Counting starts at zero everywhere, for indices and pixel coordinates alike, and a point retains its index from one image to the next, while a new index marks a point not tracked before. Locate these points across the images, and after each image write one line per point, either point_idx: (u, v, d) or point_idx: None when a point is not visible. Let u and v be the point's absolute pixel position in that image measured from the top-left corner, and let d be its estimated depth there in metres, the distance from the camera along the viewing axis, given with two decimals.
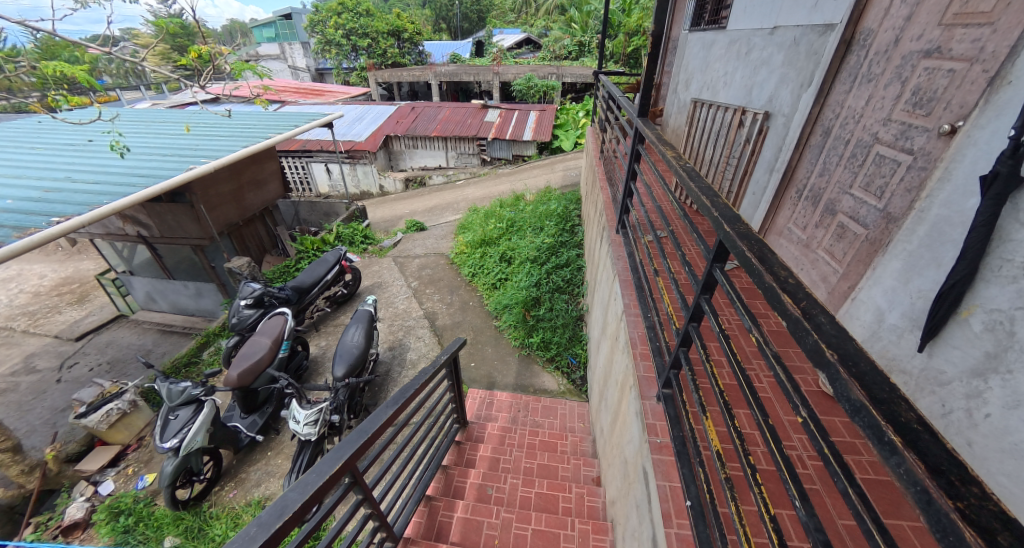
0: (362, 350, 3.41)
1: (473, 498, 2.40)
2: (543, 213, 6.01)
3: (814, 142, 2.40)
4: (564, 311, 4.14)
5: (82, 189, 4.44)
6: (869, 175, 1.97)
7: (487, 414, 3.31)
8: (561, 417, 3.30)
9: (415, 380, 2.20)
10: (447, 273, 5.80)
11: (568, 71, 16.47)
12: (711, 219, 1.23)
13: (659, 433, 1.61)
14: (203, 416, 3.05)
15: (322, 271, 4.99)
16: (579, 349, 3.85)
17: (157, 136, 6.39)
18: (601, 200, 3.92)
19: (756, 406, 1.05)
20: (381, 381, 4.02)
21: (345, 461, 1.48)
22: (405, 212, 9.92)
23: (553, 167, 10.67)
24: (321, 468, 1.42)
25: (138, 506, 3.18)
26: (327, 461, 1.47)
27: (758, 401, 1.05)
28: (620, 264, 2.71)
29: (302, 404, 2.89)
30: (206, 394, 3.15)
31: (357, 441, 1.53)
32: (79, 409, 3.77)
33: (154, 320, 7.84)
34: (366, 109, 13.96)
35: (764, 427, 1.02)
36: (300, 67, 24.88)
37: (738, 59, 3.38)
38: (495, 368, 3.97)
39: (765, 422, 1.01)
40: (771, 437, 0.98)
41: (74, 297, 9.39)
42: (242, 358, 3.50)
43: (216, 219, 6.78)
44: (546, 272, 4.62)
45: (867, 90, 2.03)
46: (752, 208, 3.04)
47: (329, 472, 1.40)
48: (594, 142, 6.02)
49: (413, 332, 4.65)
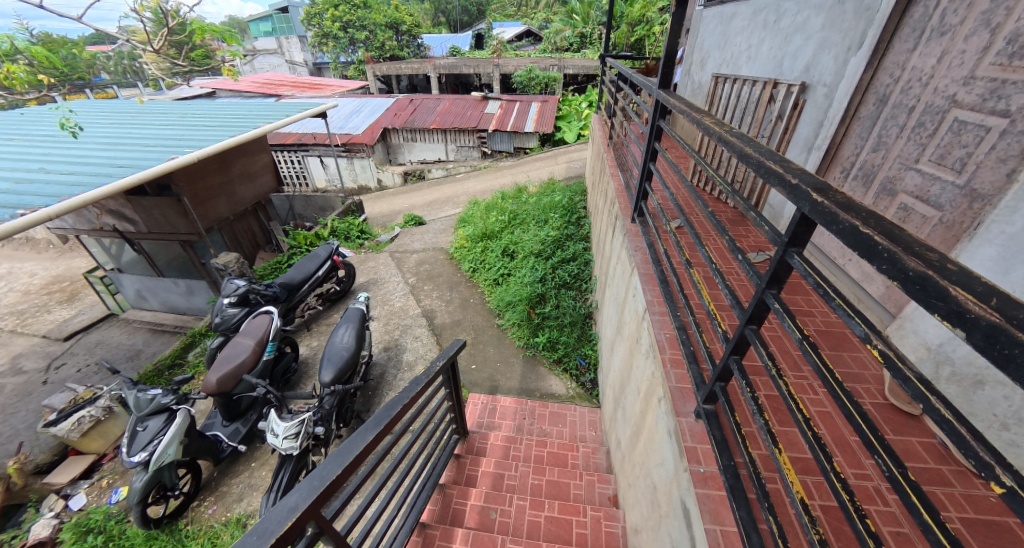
0: (352, 352, 3.13)
1: (475, 524, 2.11)
2: (546, 205, 5.69)
3: (864, 114, 2.08)
4: (572, 308, 3.82)
5: (55, 179, 4.14)
6: (943, 147, 1.64)
7: (490, 422, 3.04)
8: (570, 425, 3.02)
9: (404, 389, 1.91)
10: (447, 269, 5.49)
11: (570, 62, 16.11)
12: (789, 189, 0.92)
13: (703, 460, 1.31)
14: (175, 427, 2.75)
15: (312, 267, 4.70)
16: (588, 350, 3.57)
17: (142, 127, 6.10)
18: (612, 187, 3.62)
19: (882, 452, 0.72)
20: (375, 385, 3.74)
21: (301, 514, 1.20)
22: (404, 207, 9.61)
23: (557, 159, 10.31)
24: (267, 526, 1.15)
25: (108, 524, 2.91)
26: (277, 515, 1.19)
27: (887, 444, 0.73)
28: (638, 256, 2.41)
29: (281, 415, 2.54)
30: (178, 402, 2.85)
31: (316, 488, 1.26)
32: (49, 416, 3.49)
33: (144, 319, 7.56)
34: (364, 102, 13.64)
35: (901, 485, 0.70)
36: (298, 62, 24.57)
37: (764, 29, 3.05)
38: (498, 370, 3.65)
39: (903, 476, 0.68)
40: (917, 499, 0.67)
41: (64, 295, 9.12)
42: (223, 361, 3.24)
43: (204, 214, 6.48)
44: (551, 267, 4.30)
45: (939, 45, 1.68)
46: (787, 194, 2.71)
47: (278, 533, 1.13)
48: (601, 129, 5.71)
49: (410, 332, 4.35)
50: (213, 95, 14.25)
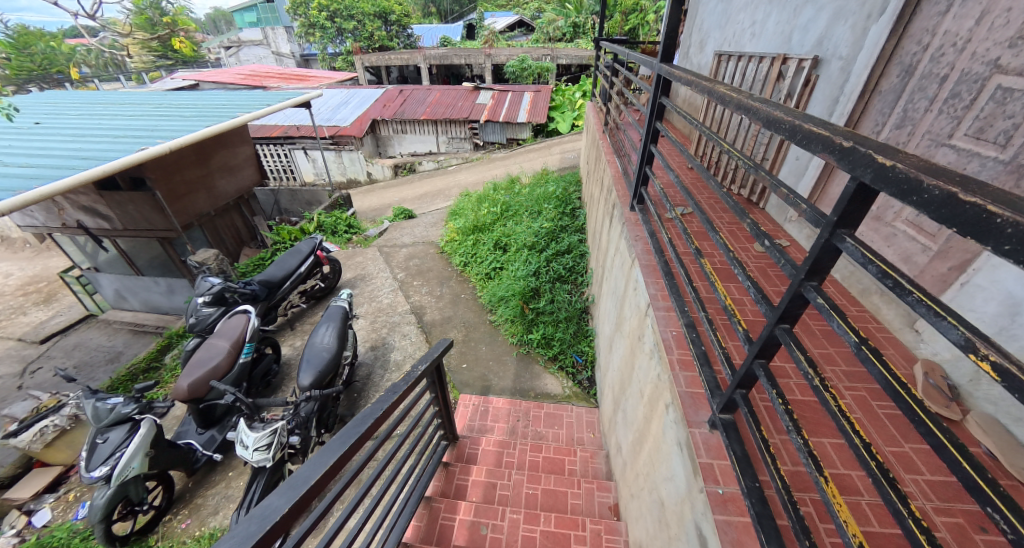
0: (333, 353, 2.92)
1: (464, 541, 1.94)
2: (540, 196, 5.48)
3: (886, 87, 1.89)
4: (568, 303, 3.64)
5: (11, 173, 3.85)
6: (983, 119, 1.46)
7: (482, 426, 2.86)
8: (566, 427, 2.86)
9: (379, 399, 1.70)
10: (437, 263, 5.27)
11: (563, 52, 15.87)
12: (843, 155, 0.73)
13: (722, 479, 1.13)
14: (140, 437, 2.53)
15: (294, 263, 4.46)
16: (585, 347, 3.40)
17: (112, 118, 5.78)
18: (609, 175, 3.43)
19: (991, 501, 0.54)
20: (360, 387, 3.54)
21: None
22: (394, 200, 9.34)
23: (551, 150, 10.08)
24: None
25: (72, 542, 2.71)
26: None
27: (996, 488, 0.54)
28: (639, 246, 2.21)
29: (251, 425, 2.32)
30: (142, 412, 2.64)
31: (255, 534, 1.02)
32: (9, 427, 3.26)
33: (125, 320, 7.27)
34: (352, 94, 13.28)
35: None
36: (285, 53, 23.94)
37: (769, 3, 2.85)
38: (490, 369, 3.45)
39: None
40: None
41: (40, 297, 8.77)
42: (195, 366, 3.05)
43: (182, 209, 6.20)
44: (545, 260, 4.12)
45: (979, 4, 1.49)
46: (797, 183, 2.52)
47: None
48: (596, 116, 5.49)
49: (398, 330, 4.14)
50: (195, 87, 13.82)
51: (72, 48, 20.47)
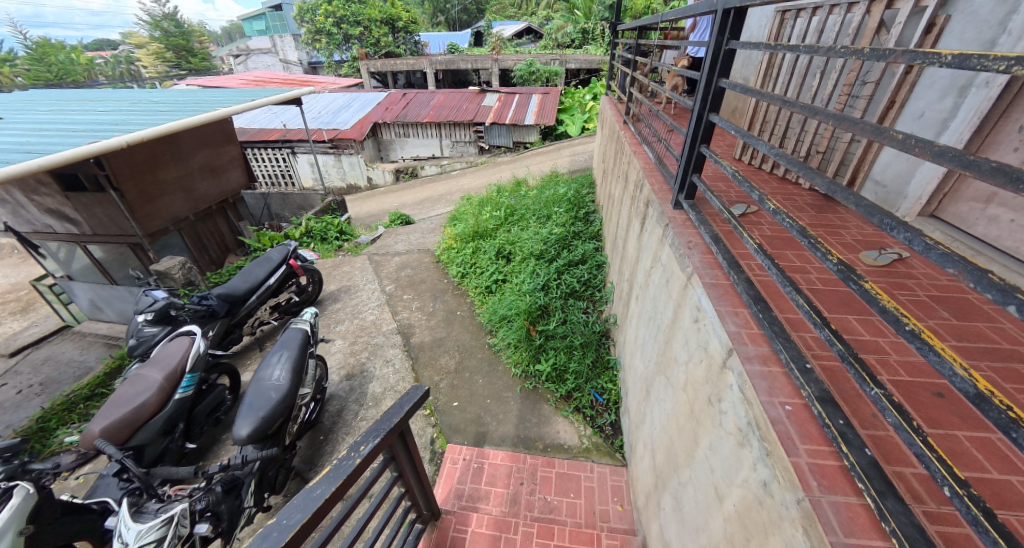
0: (283, 394, 2.28)
1: None
2: (549, 199, 4.82)
3: None
4: (583, 325, 2.96)
5: None
6: None
7: (473, 492, 2.22)
8: (585, 495, 2.17)
9: (271, 527, 1.02)
10: (431, 274, 4.62)
11: (572, 56, 15.32)
12: None
13: None
14: (10, 510, 1.84)
15: (262, 273, 3.83)
16: (607, 383, 2.68)
17: (81, 113, 5.29)
18: (635, 167, 2.75)
19: None
20: (329, 426, 2.88)
21: None
22: (392, 205, 8.77)
23: (560, 153, 9.43)
24: None
25: None
26: None
27: None
28: (696, 257, 1.54)
29: (139, 514, 1.69)
30: (14, 479, 1.95)
31: None
32: None
33: (100, 332, 6.76)
34: (354, 97, 12.85)
35: None
36: (293, 61, 23.77)
37: None
38: (487, 409, 2.75)
39: None
40: None
41: (18, 306, 8.31)
42: (116, 404, 2.43)
43: (156, 212, 5.65)
44: (555, 272, 3.44)
45: None
46: (914, 166, 1.87)
47: None
48: (612, 108, 4.85)
49: (380, 354, 3.46)
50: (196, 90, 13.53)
51: (91, 61, 21.16)
